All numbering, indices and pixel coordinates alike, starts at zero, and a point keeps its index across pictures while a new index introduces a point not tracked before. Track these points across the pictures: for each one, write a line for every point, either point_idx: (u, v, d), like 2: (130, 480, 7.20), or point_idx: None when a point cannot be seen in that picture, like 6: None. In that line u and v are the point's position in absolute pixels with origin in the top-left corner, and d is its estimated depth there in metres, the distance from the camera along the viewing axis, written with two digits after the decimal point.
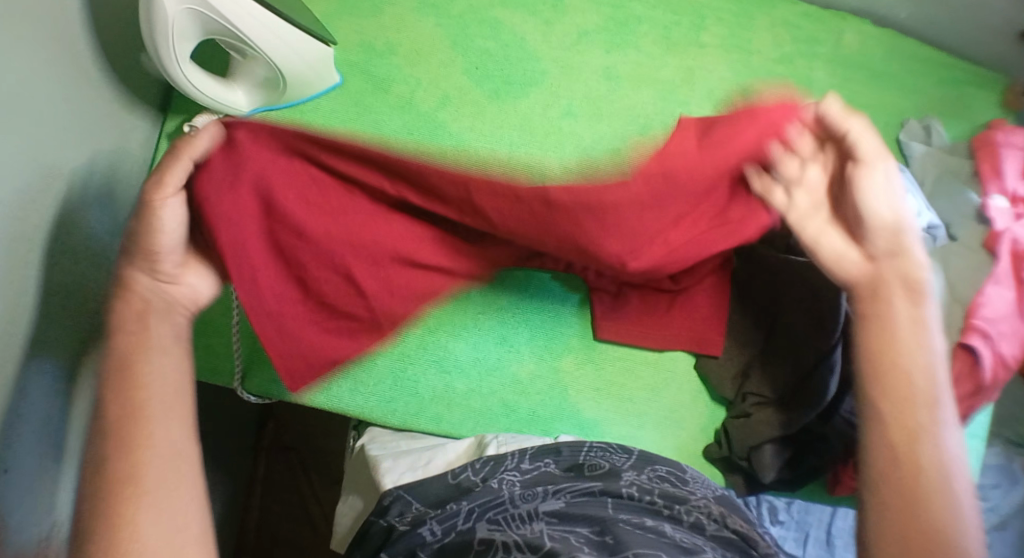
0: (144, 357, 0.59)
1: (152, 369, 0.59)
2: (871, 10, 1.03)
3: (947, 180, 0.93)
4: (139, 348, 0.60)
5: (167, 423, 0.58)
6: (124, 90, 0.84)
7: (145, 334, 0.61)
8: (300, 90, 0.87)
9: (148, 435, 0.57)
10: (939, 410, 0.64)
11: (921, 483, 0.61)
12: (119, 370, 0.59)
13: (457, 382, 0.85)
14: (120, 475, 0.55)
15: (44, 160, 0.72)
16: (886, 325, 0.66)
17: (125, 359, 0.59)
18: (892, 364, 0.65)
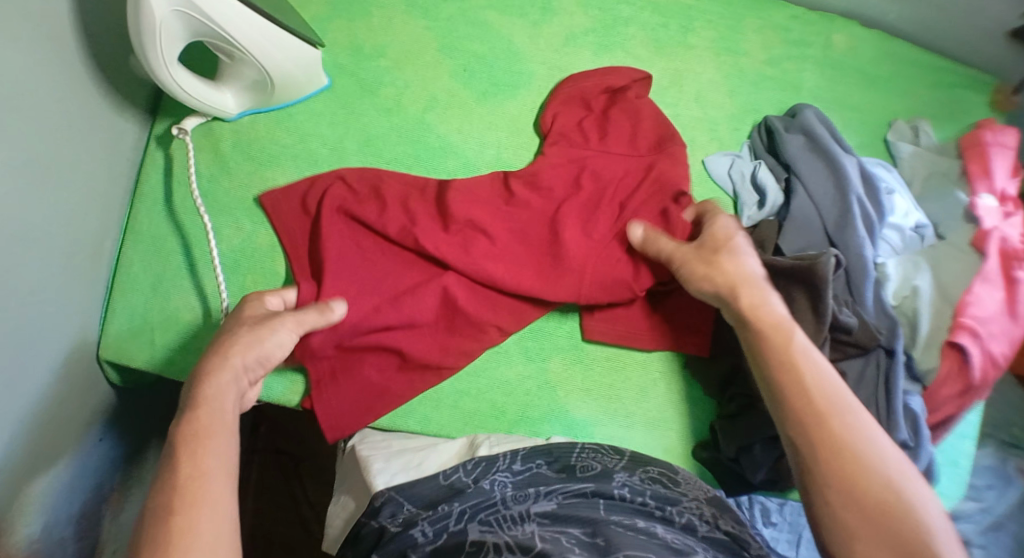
0: (214, 435, 0.65)
1: (218, 445, 0.65)
2: (859, 12, 1.03)
3: (937, 181, 0.94)
4: (214, 427, 0.66)
5: (222, 503, 0.62)
6: (113, 94, 0.85)
7: (215, 414, 0.67)
8: (288, 91, 0.87)
9: (205, 513, 0.60)
10: (845, 399, 0.69)
11: (846, 464, 0.65)
12: (189, 444, 0.64)
13: (446, 382, 0.85)
14: (168, 498, 0.61)
15: (31, 164, 0.72)
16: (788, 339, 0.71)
17: (199, 431, 0.65)
18: (798, 376, 0.70)
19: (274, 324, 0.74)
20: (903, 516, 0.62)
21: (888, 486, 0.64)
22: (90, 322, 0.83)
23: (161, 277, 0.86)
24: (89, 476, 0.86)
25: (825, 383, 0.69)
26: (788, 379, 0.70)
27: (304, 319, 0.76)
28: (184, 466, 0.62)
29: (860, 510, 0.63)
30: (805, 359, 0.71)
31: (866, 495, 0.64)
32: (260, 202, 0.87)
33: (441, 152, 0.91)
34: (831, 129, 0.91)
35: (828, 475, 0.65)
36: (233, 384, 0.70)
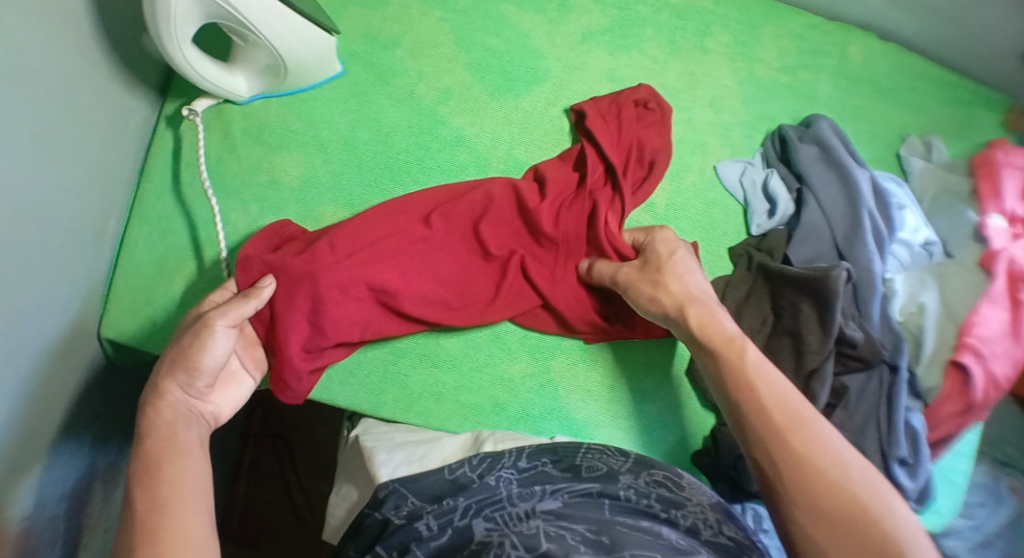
0: (183, 447, 0.65)
1: (189, 456, 0.64)
2: (877, 24, 1.03)
3: (947, 199, 0.93)
4: (178, 443, 0.65)
5: (197, 510, 0.61)
6: (125, 70, 0.84)
7: (176, 432, 0.66)
8: (300, 76, 0.87)
9: (190, 516, 0.60)
10: (800, 410, 0.67)
11: (815, 471, 0.63)
12: (148, 470, 0.62)
13: (448, 377, 0.85)
14: (154, 505, 0.60)
15: (40, 137, 0.72)
16: (731, 339, 0.72)
17: (157, 459, 0.63)
18: (755, 383, 0.69)
19: (216, 323, 0.69)
20: (865, 509, 0.61)
21: (843, 492, 0.62)
22: (92, 300, 0.83)
23: (165, 257, 0.85)
24: (85, 455, 0.85)
25: (786, 395, 0.68)
26: (741, 392, 0.69)
27: (235, 308, 0.71)
28: (159, 490, 0.61)
29: (832, 518, 0.61)
30: (761, 375, 0.69)
31: (829, 499, 0.62)
32: (268, 187, 0.87)
33: (453, 145, 0.90)
34: (844, 140, 0.90)
35: (791, 476, 0.64)
36: (187, 424, 0.67)
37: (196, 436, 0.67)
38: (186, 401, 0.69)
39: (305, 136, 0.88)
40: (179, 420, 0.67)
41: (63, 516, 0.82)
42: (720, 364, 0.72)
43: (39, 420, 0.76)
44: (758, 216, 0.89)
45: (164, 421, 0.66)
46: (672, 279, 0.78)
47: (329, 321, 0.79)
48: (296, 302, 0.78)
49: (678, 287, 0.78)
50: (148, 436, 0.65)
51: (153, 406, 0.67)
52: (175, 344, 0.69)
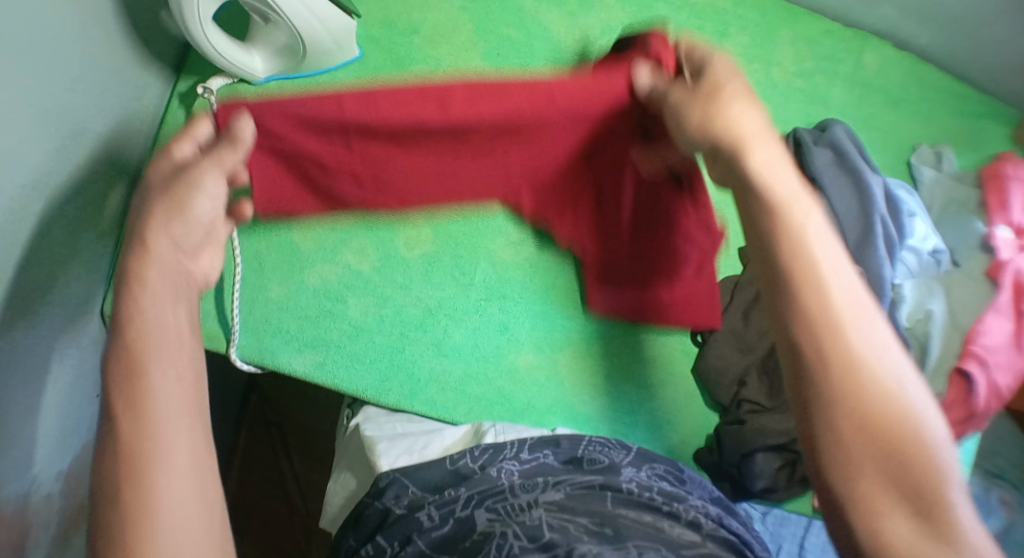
0: (157, 357, 0.53)
1: (164, 370, 0.53)
2: (892, 33, 1.03)
3: (954, 208, 0.94)
4: (151, 345, 0.53)
5: (177, 455, 0.51)
6: (141, 45, 0.83)
7: (147, 333, 0.54)
8: (318, 60, 0.86)
9: (163, 467, 0.50)
10: (857, 307, 0.55)
11: (857, 377, 0.53)
12: (126, 390, 0.51)
13: (454, 367, 0.84)
14: (135, 432, 0.51)
15: (55, 106, 0.71)
16: (788, 199, 0.58)
17: (134, 367, 0.52)
18: (802, 256, 0.56)
19: (206, 171, 0.61)
20: (910, 456, 0.51)
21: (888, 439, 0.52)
22: (98, 274, 0.82)
23: None
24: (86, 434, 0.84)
25: (841, 286, 0.56)
26: (803, 275, 0.56)
27: (223, 156, 0.62)
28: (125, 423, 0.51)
29: (866, 439, 0.52)
30: (834, 278, 0.56)
31: (874, 436, 0.52)
32: None
33: None
34: (858, 146, 0.91)
35: (830, 389, 0.53)
36: (175, 299, 0.57)
37: (184, 345, 0.55)
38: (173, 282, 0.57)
39: None
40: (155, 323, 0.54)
41: (58, 494, 0.79)
42: (770, 218, 0.58)
43: (40, 393, 0.75)
44: None
45: (133, 316, 0.54)
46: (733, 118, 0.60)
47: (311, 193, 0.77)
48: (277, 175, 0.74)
49: (732, 118, 0.60)
50: (123, 326, 0.54)
51: (127, 286, 0.55)
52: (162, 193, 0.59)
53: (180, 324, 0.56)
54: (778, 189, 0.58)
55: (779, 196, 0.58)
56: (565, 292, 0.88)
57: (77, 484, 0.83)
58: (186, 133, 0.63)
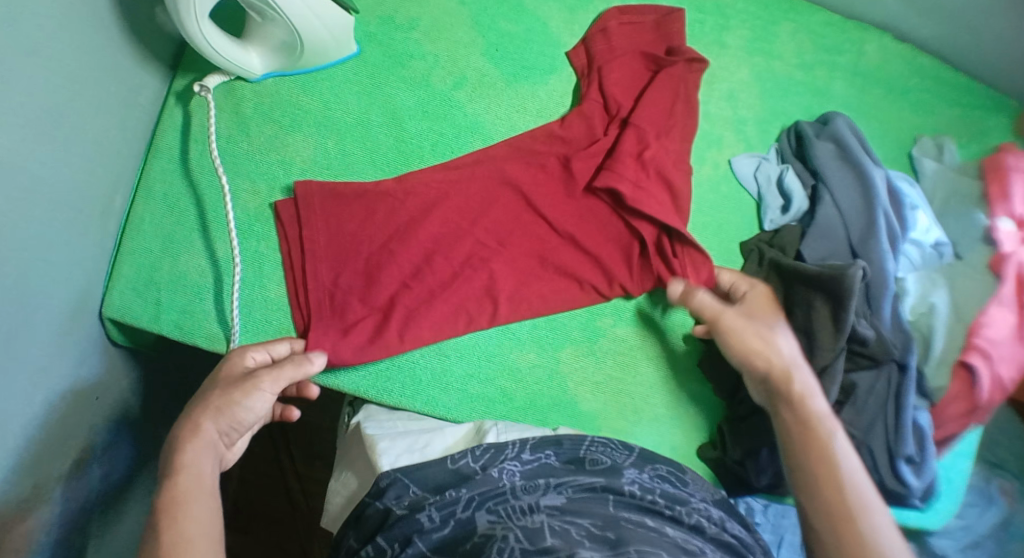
0: (198, 446, 0.67)
1: (199, 457, 0.66)
2: (892, 25, 1.02)
3: (958, 201, 0.92)
4: (201, 438, 0.67)
5: (194, 513, 0.63)
6: (138, 45, 0.82)
7: (200, 430, 0.67)
8: (316, 56, 0.85)
9: (186, 519, 0.63)
10: (856, 473, 0.68)
11: (842, 510, 0.66)
12: (172, 461, 0.66)
13: (456, 365, 0.84)
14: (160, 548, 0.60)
15: (50, 109, 0.70)
16: (802, 395, 0.72)
17: (184, 446, 0.66)
18: (819, 441, 0.70)
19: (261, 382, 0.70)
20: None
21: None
22: (96, 276, 0.82)
23: (172, 235, 0.84)
24: (88, 437, 0.83)
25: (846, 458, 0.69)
26: (812, 443, 0.70)
27: (282, 374, 0.71)
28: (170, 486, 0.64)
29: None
30: (839, 453, 0.69)
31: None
32: (278, 167, 0.85)
33: (467, 131, 0.89)
34: (861, 140, 0.91)
35: (834, 535, 0.65)
36: (211, 456, 0.67)
37: (207, 511, 0.64)
38: (238, 412, 0.68)
39: (317, 117, 0.87)
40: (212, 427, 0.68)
41: (60, 498, 0.79)
42: (792, 411, 0.72)
43: (43, 397, 0.74)
44: (771, 211, 0.89)
45: (187, 429, 0.67)
46: (766, 342, 0.75)
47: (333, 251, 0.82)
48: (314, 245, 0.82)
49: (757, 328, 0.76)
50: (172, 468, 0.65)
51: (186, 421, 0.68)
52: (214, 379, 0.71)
53: (214, 465, 0.67)
54: (797, 387, 0.73)
55: (793, 391, 0.73)
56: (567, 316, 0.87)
57: (79, 490, 0.82)
58: (259, 347, 0.74)
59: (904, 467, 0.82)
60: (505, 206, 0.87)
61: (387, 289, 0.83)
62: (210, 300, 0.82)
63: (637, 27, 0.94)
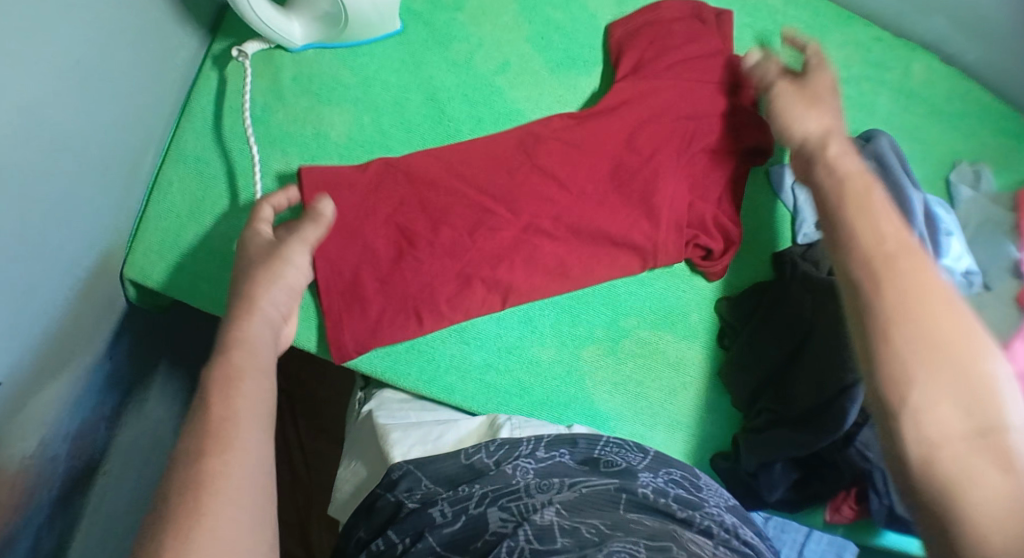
0: (251, 376, 0.58)
1: (254, 387, 0.57)
2: (940, 46, 1.01)
3: (989, 229, 0.91)
4: (251, 365, 0.58)
5: (256, 383, 0.58)
6: (179, 4, 0.81)
7: (251, 353, 0.59)
8: (360, 29, 0.83)
9: (235, 451, 0.53)
10: None
11: None
12: (221, 387, 0.56)
13: (475, 355, 0.83)
14: (191, 466, 0.51)
15: (88, 61, 0.69)
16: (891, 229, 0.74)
17: (234, 370, 0.57)
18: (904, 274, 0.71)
19: (292, 244, 0.70)
20: None
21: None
22: (120, 234, 0.80)
23: (199, 200, 0.82)
24: (96, 395, 0.82)
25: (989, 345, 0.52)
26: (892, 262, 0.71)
27: (308, 234, 0.72)
28: (214, 409, 0.55)
29: None
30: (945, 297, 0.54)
31: None
32: (312, 139, 0.84)
33: (506, 117, 0.87)
34: (901, 160, 0.90)
35: None
36: (260, 370, 0.58)
37: (255, 433, 0.55)
38: (269, 339, 0.62)
39: (354, 91, 0.85)
40: (252, 359, 0.59)
41: (65, 454, 0.77)
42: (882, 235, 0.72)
43: (58, 352, 0.73)
44: (804, 223, 0.88)
45: (234, 337, 0.60)
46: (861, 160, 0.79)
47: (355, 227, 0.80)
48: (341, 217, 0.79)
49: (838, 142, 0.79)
50: (218, 385, 0.56)
51: (231, 326, 0.61)
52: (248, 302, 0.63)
53: (264, 381, 0.58)
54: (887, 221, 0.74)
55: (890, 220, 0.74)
56: (570, 305, 0.86)
57: (83, 449, 0.80)
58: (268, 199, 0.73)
59: None
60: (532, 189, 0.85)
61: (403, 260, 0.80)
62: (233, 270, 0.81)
63: (695, 26, 0.91)
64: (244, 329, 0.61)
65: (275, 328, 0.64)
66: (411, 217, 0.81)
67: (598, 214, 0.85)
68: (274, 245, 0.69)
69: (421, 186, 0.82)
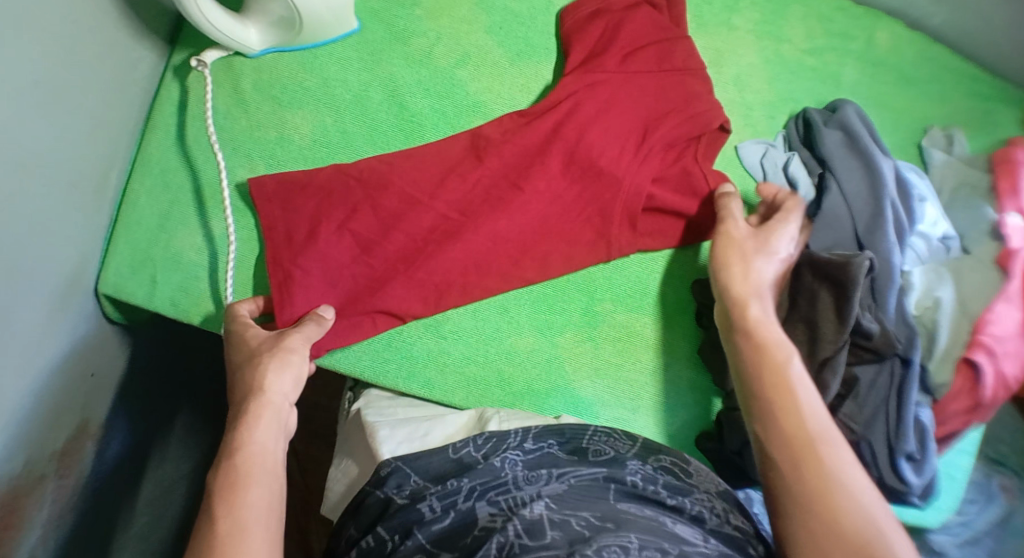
0: (251, 482, 0.62)
1: (254, 494, 0.62)
2: (905, 11, 1.00)
3: (964, 194, 0.91)
4: (252, 471, 0.63)
5: (256, 492, 0.62)
6: (135, 18, 0.81)
7: (252, 458, 0.64)
8: (315, 30, 0.83)
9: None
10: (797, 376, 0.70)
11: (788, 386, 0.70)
12: (225, 494, 0.61)
13: (453, 348, 0.83)
14: None
15: (46, 82, 0.69)
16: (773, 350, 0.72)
17: (238, 480, 0.62)
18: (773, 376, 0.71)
19: (289, 345, 0.71)
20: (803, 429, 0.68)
21: (857, 497, 0.61)
22: (91, 251, 0.81)
23: (168, 212, 0.83)
24: (79, 414, 0.82)
25: (815, 414, 0.67)
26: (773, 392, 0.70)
27: (308, 333, 0.73)
28: (219, 524, 0.59)
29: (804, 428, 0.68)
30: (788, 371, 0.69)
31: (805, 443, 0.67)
32: (277, 143, 0.84)
33: (469, 110, 0.88)
34: (870, 126, 0.89)
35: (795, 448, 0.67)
36: (264, 480, 0.63)
37: (263, 543, 0.60)
38: (273, 441, 0.66)
39: (315, 92, 0.85)
40: (256, 461, 0.64)
41: (50, 473, 0.78)
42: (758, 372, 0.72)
43: (37, 374, 0.73)
44: None
45: (231, 449, 0.64)
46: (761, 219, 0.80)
47: (318, 235, 0.80)
48: (301, 224, 0.80)
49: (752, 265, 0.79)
50: (222, 498, 0.61)
51: (231, 435, 0.65)
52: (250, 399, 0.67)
53: (266, 493, 0.63)
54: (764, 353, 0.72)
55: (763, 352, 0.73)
56: (544, 293, 0.86)
57: (67, 468, 0.81)
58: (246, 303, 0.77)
59: (904, 464, 0.81)
60: (498, 179, 0.85)
61: (369, 260, 0.81)
62: (205, 278, 0.82)
63: (647, 14, 0.91)
64: (246, 436, 0.65)
65: (284, 422, 0.68)
66: (374, 219, 0.82)
67: (561, 205, 0.85)
68: (270, 341, 0.72)
69: (383, 186, 0.82)
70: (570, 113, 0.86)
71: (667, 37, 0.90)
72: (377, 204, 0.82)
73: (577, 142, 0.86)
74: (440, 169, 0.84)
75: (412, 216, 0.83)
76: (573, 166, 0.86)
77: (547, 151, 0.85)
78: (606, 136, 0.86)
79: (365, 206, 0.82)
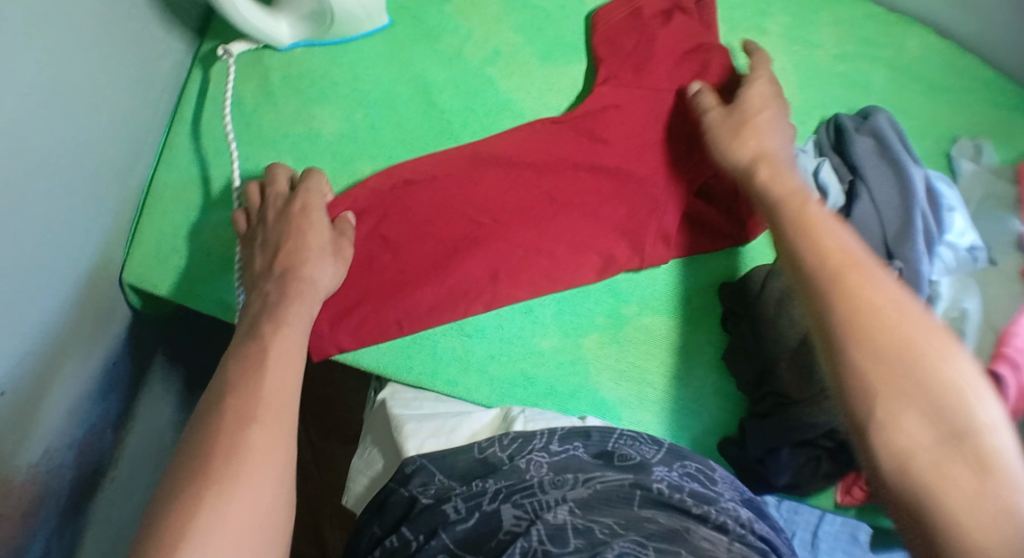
0: (274, 358, 0.63)
1: (276, 369, 0.62)
2: (933, 19, 1.00)
3: (992, 204, 0.90)
4: (280, 346, 0.64)
5: (289, 369, 0.63)
6: (168, 8, 0.81)
7: (280, 333, 0.65)
8: (346, 26, 0.83)
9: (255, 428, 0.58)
10: (834, 229, 0.66)
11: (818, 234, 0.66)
12: (256, 355, 0.63)
13: (477, 346, 0.83)
14: (215, 418, 0.58)
15: (79, 67, 0.69)
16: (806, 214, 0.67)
17: (261, 347, 0.63)
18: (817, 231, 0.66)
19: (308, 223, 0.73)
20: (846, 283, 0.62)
21: (958, 385, 0.55)
22: (118, 240, 0.80)
23: (194, 202, 0.82)
24: (99, 401, 0.81)
25: (845, 247, 0.64)
26: (806, 243, 0.65)
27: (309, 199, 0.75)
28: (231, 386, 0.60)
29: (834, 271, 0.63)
30: (824, 224, 0.66)
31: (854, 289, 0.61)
32: (305, 137, 0.83)
33: (499, 108, 0.88)
34: (901, 137, 0.89)
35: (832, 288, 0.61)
36: (292, 351, 0.64)
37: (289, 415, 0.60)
38: (303, 324, 0.67)
39: (344, 86, 0.85)
40: (288, 340, 0.65)
41: (68, 459, 0.77)
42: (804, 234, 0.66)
43: (61, 360, 0.73)
44: None
45: (276, 316, 0.66)
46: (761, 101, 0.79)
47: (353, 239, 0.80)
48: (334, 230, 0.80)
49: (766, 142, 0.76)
50: (257, 352, 0.63)
51: (284, 309, 0.67)
52: (284, 320, 0.66)
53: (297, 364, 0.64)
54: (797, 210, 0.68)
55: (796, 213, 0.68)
56: (572, 296, 0.85)
57: (87, 455, 0.80)
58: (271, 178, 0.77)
59: None
60: (528, 178, 0.84)
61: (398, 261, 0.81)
62: (230, 271, 0.81)
63: (679, 20, 0.89)
64: (287, 310, 0.67)
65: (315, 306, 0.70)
66: (404, 218, 0.81)
67: (588, 205, 0.84)
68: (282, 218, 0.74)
69: (415, 185, 0.82)
70: (603, 117, 0.86)
71: (696, 43, 0.88)
72: (409, 205, 0.81)
73: (608, 145, 0.85)
74: (471, 166, 0.84)
75: (444, 218, 0.82)
76: (602, 168, 0.85)
77: (578, 152, 0.85)
78: (640, 139, 0.86)
79: (400, 210, 0.81)
